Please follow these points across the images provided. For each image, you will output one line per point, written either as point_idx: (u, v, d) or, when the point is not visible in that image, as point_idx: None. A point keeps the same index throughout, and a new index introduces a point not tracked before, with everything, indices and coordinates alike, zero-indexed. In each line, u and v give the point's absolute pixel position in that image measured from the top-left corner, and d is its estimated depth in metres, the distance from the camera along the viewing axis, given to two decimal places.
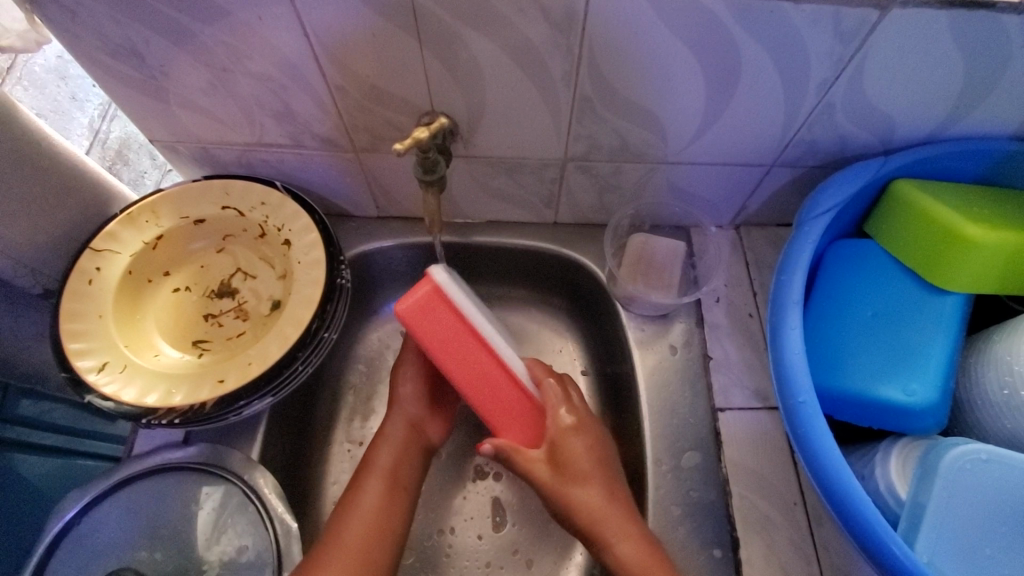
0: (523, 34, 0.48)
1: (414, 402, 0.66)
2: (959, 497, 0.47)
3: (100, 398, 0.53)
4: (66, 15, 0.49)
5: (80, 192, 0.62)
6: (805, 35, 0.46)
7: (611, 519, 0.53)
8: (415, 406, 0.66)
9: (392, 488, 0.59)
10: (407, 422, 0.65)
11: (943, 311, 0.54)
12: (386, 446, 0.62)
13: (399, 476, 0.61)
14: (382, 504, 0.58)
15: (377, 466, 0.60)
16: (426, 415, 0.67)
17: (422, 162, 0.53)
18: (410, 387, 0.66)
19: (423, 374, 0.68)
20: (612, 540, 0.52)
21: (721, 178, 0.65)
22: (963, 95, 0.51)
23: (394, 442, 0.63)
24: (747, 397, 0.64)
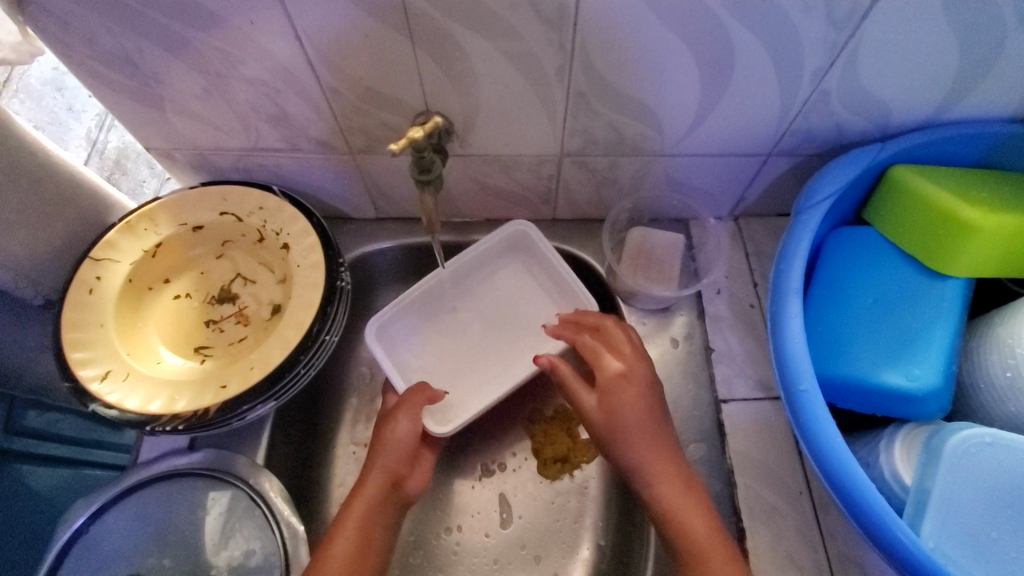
0: (515, 31, 0.48)
1: (403, 451, 0.59)
2: (964, 482, 0.47)
3: (104, 407, 0.53)
4: (58, 25, 0.49)
5: (78, 202, 0.62)
6: (798, 22, 0.46)
7: (684, 493, 0.53)
8: (404, 458, 0.59)
9: (365, 550, 0.53)
10: (388, 475, 0.58)
11: (944, 296, 0.54)
12: (360, 503, 0.55)
13: (371, 540, 0.54)
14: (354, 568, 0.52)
15: (350, 527, 0.54)
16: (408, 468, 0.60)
17: (417, 161, 0.53)
18: (406, 433, 0.60)
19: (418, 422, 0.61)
20: (687, 515, 0.51)
21: (718, 169, 0.65)
22: (959, 78, 0.51)
23: (368, 501, 0.56)
24: (750, 388, 0.64)
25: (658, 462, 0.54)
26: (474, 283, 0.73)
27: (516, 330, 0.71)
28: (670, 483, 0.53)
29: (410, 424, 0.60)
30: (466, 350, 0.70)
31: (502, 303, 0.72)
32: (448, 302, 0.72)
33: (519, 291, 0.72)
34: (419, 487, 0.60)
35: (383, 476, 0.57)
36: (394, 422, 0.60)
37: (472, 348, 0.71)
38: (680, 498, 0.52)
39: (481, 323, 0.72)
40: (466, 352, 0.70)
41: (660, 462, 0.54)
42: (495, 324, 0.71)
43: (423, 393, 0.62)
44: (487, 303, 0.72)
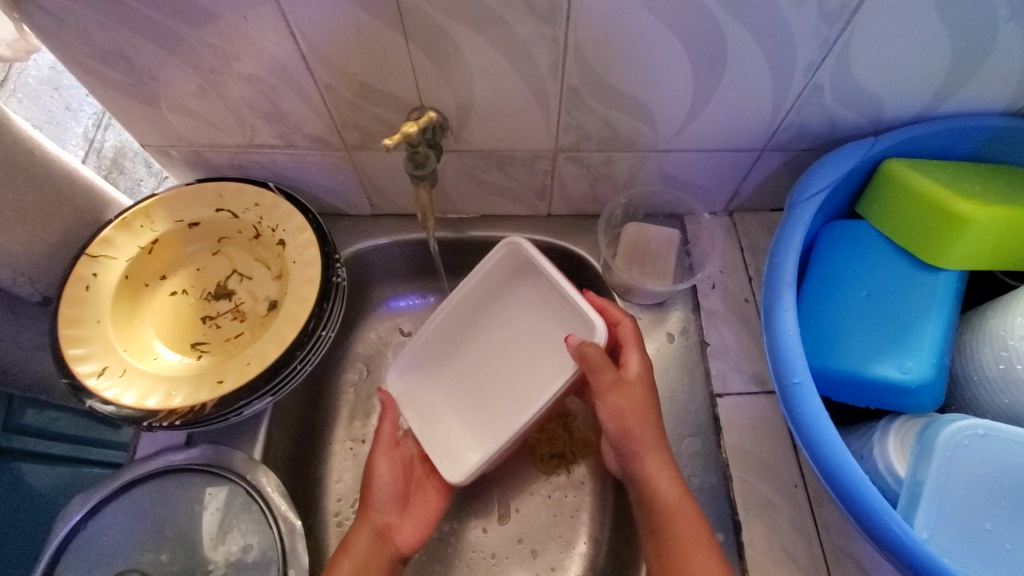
0: (508, 26, 0.48)
1: (387, 495, 0.62)
2: (957, 474, 0.47)
3: (101, 403, 0.53)
4: (53, 22, 0.49)
5: (75, 199, 0.63)
6: (790, 16, 0.47)
7: (683, 505, 0.53)
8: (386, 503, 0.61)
9: None
10: (375, 527, 0.59)
11: (938, 289, 0.54)
12: (346, 556, 0.56)
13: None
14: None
15: None
16: (398, 520, 0.61)
17: (411, 157, 0.53)
18: (384, 470, 0.63)
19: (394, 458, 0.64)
20: (688, 538, 0.51)
21: (713, 164, 0.65)
22: (951, 72, 0.51)
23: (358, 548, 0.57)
24: (745, 382, 0.64)
25: (649, 446, 0.55)
26: (493, 315, 0.71)
27: (534, 368, 0.68)
28: (657, 463, 0.55)
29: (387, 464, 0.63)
30: (482, 387, 0.69)
31: (524, 338, 0.69)
32: (465, 340, 0.71)
33: (528, 323, 0.70)
34: (408, 543, 0.61)
35: (370, 530, 0.59)
36: (375, 464, 0.63)
37: (487, 385, 0.69)
38: (664, 481, 0.54)
39: (499, 361, 0.70)
40: (481, 391, 0.69)
41: (651, 446, 0.55)
42: (513, 360, 0.69)
43: (389, 417, 0.66)
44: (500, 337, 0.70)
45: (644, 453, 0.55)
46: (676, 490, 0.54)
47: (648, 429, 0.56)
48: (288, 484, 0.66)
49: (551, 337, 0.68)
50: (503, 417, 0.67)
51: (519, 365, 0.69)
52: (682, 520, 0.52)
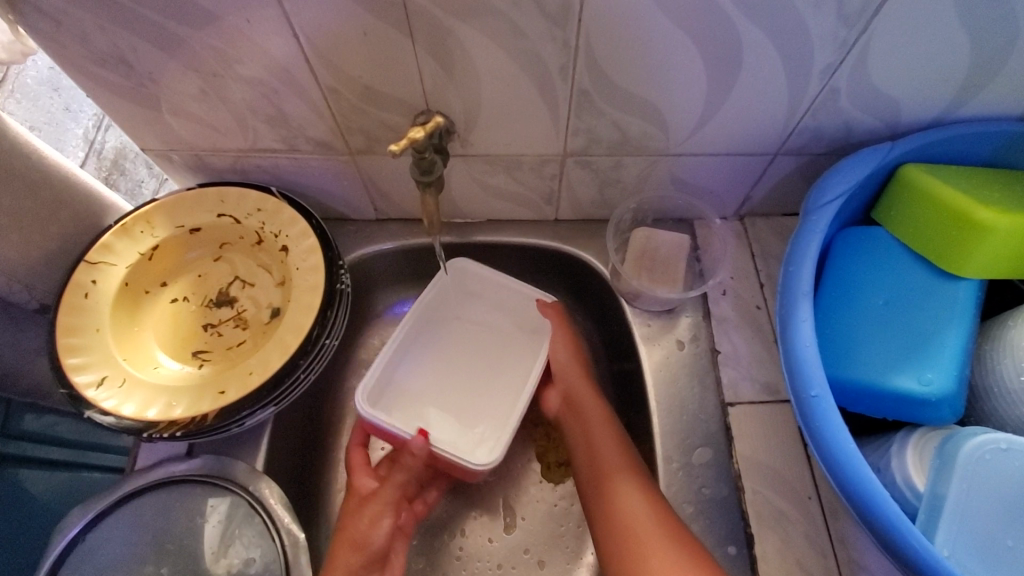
0: (517, 28, 0.47)
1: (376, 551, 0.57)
2: (979, 489, 0.46)
3: (100, 413, 0.52)
4: (51, 25, 0.48)
5: (73, 204, 0.61)
6: (808, 19, 0.45)
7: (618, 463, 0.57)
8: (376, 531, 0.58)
9: None
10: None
11: (957, 298, 0.52)
12: None
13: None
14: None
15: None
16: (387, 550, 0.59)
17: (418, 163, 0.52)
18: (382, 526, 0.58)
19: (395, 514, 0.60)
20: (623, 487, 0.55)
21: (724, 169, 0.64)
22: (971, 75, 0.50)
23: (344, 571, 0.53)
24: (757, 390, 0.63)
25: (622, 473, 0.56)
26: (454, 319, 0.74)
27: (502, 362, 0.73)
28: (635, 492, 0.54)
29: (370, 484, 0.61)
30: (461, 390, 0.71)
31: (488, 339, 0.74)
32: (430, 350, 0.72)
33: (489, 326, 0.74)
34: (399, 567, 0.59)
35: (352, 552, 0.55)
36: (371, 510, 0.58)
37: (461, 388, 0.71)
38: (635, 503, 0.53)
39: (469, 362, 0.72)
40: (457, 398, 0.70)
41: (623, 473, 0.56)
42: (481, 358, 0.73)
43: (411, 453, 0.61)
44: (470, 334, 0.74)
45: (617, 479, 0.56)
46: (648, 514, 0.52)
47: (618, 455, 0.58)
48: (291, 494, 0.65)
49: (508, 338, 0.74)
50: (495, 411, 0.69)
51: (488, 364, 0.72)
52: (618, 481, 0.55)
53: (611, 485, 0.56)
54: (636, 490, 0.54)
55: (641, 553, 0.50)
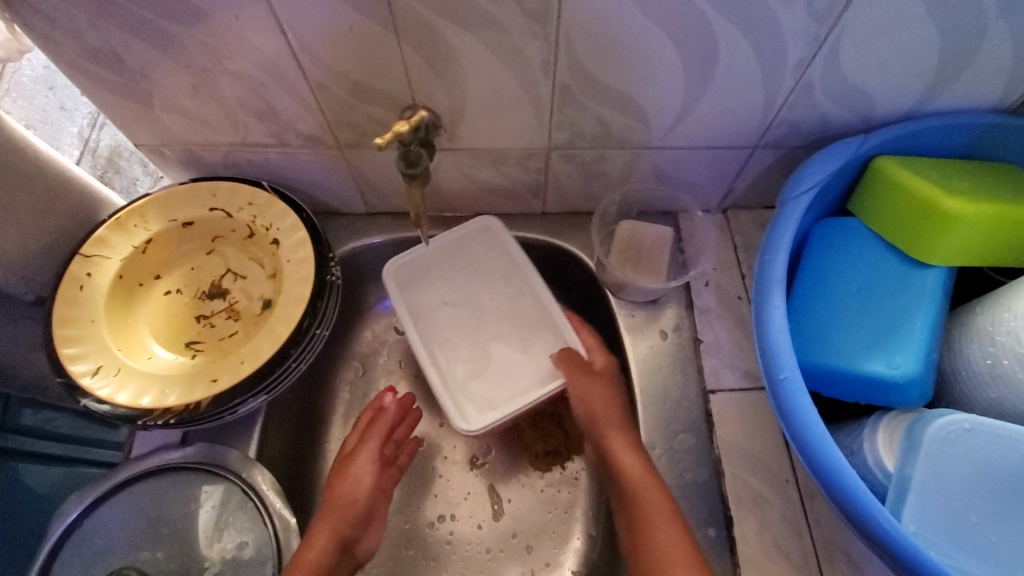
0: (499, 24, 0.48)
1: (364, 505, 0.61)
2: (944, 468, 0.47)
3: (95, 402, 0.54)
4: (45, 22, 0.49)
5: (68, 198, 0.63)
6: (779, 14, 0.47)
7: (614, 424, 0.61)
8: (357, 520, 0.60)
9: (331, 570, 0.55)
10: (346, 536, 0.58)
11: (926, 285, 0.54)
12: (327, 531, 0.57)
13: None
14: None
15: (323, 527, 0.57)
16: (359, 532, 0.60)
17: (404, 155, 0.53)
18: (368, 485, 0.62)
19: (378, 473, 0.63)
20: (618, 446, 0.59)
21: (705, 162, 0.65)
22: (939, 70, 0.52)
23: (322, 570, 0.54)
24: (737, 378, 0.65)
25: (613, 427, 0.61)
26: (447, 285, 0.72)
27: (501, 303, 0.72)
28: (623, 445, 0.59)
29: (368, 476, 0.62)
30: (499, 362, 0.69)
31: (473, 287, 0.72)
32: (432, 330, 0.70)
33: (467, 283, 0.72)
34: (364, 553, 0.61)
35: (336, 543, 0.57)
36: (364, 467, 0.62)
37: (472, 345, 0.70)
38: (628, 457, 0.58)
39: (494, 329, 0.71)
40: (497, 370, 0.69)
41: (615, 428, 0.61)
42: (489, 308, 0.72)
43: (383, 423, 0.65)
44: (450, 287, 0.72)
45: (608, 433, 0.61)
46: (639, 468, 0.57)
47: (609, 414, 0.62)
48: (283, 483, 0.66)
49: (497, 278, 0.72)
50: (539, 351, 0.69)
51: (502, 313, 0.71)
52: (612, 435, 0.60)
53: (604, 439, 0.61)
54: (624, 442, 0.60)
55: (640, 508, 0.55)
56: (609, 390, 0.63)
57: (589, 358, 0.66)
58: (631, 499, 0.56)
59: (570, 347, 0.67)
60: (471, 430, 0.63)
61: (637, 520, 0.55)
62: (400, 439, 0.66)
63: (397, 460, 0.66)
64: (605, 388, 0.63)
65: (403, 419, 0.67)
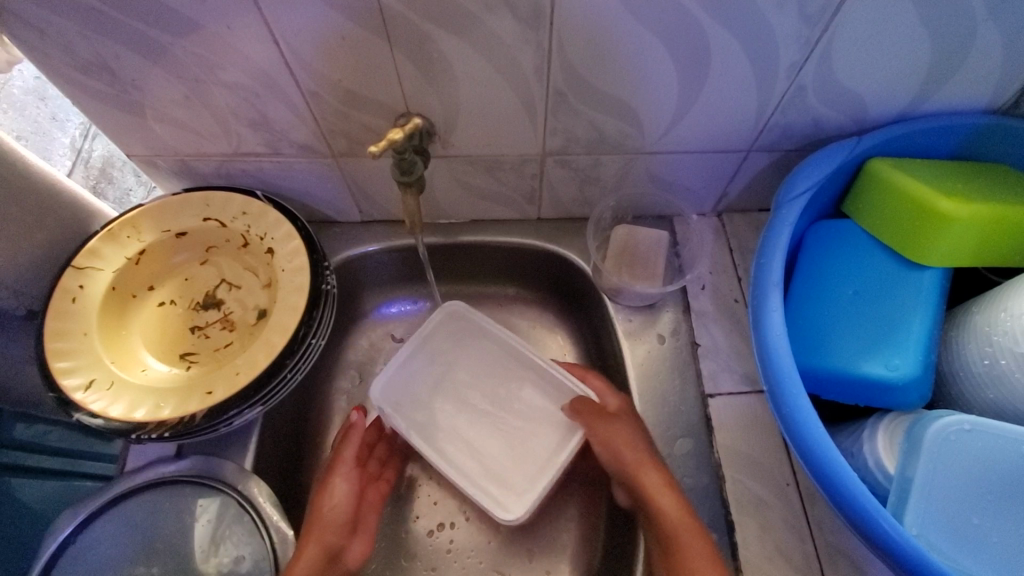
0: (492, 32, 0.48)
1: (345, 515, 0.59)
2: (944, 470, 0.47)
3: (88, 416, 0.53)
4: (34, 35, 0.49)
5: (59, 211, 0.62)
6: (771, 18, 0.47)
7: (648, 469, 0.56)
8: (341, 529, 0.58)
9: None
10: (327, 545, 0.56)
11: (923, 286, 0.54)
12: (313, 544, 0.55)
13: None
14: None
15: (309, 541, 0.55)
16: (347, 539, 0.59)
17: (398, 163, 0.53)
18: (342, 495, 0.61)
19: (355, 482, 0.63)
20: (654, 490, 0.55)
21: (701, 166, 0.65)
22: (931, 71, 0.52)
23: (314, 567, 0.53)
24: (735, 382, 0.64)
25: (642, 466, 0.57)
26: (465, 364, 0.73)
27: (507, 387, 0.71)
28: (658, 484, 0.55)
29: (346, 485, 0.62)
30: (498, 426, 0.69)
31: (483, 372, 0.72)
32: (417, 399, 0.70)
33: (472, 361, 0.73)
34: (354, 563, 0.58)
35: (322, 549, 0.55)
36: (338, 480, 0.62)
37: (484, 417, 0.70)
38: (666, 502, 0.54)
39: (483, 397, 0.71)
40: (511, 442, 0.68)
41: (651, 475, 0.56)
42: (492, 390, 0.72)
43: (354, 439, 0.65)
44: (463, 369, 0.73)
45: (645, 476, 0.56)
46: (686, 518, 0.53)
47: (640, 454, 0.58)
48: (279, 494, 0.66)
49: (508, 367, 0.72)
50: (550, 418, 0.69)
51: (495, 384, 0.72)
52: (644, 476, 0.56)
53: (642, 485, 0.56)
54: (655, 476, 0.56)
55: (683, 557, 0.50)
56: (632, 426, 0.60)
57: (602, 400, 0.64)
58: (673, 549, 0.51)
59: (582, 394, 0.67)
60: (517, 519, 0.63)
61: (670, 549, 0.52)
62: (380, 456, 0.69)
63: (385, 474, 0.68)
64: (629, 428, 0.60)
65: (380, 438, 0.70)
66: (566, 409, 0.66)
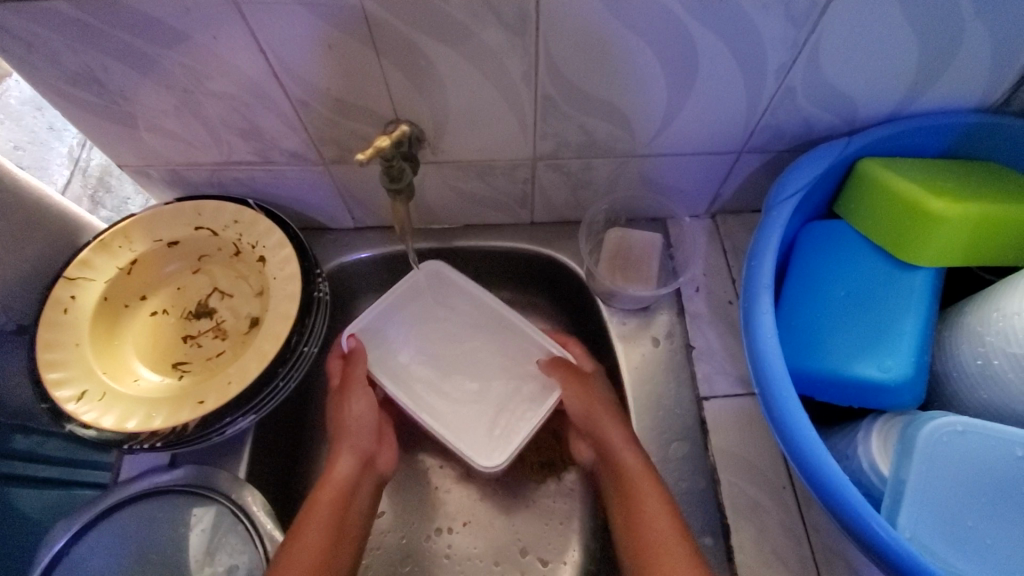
0: (478, 38, 0.48)
1: (365, 429, 0.65)
2: (938, 472, 0.47)
3: (80, 427, 0.53)
4: (22, 47, 0.49)
5: (48, 225, 0.62)
6: (758, 21, 0.47)
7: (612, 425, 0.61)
8: (367, 441, 0.64)
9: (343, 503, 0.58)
10: (358, 457, 0.62)
11: (915, 286, 0.54)
12: (343, 460, 0.61)
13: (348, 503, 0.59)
14: (334, 522, 0.56)
15: (336, 469, 0.60)
16: (376, 448, 0.66)
17: (387, 171, 0.53)
18: (363, 411, 0.65)
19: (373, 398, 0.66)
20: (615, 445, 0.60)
21: (693, 168, 0.65)
22: (920, 71, 0.52)
23: (347, 475, 0.61)
24: (730, 384, 0.64)
25: (607, 422, 0.62)
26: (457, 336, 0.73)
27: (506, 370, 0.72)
28: (621, 437, 0.60)
29: (364, 402, 0.65)
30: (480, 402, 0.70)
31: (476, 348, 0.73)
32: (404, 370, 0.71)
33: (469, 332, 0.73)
34: (386, 466, 0.67)
35: (354, 457, 0.62)
36: (353, 399, 0.64)
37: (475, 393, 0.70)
38: (628, 454, 0.59)
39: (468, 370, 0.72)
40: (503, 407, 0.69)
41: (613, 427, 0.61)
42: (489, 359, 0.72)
43: (362, 361, 0.66)
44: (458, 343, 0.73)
45: (602, 427, 0.62)
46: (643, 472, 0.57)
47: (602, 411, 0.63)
48: (274, 502, 0.65)
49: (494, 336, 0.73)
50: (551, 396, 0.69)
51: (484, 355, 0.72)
52: (608, 429, 0.61)
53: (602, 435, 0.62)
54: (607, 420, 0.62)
55: (638, 508, 0.55)
56: (600, 387, 0.65)
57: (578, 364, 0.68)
58: (632, 493, 0.57)
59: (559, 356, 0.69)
60: (496, 464, 0.65)
61: (629, 493, 0.57)
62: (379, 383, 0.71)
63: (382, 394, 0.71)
64: (597, 388, 0.65)
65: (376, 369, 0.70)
66: (542, 364, 0.69)
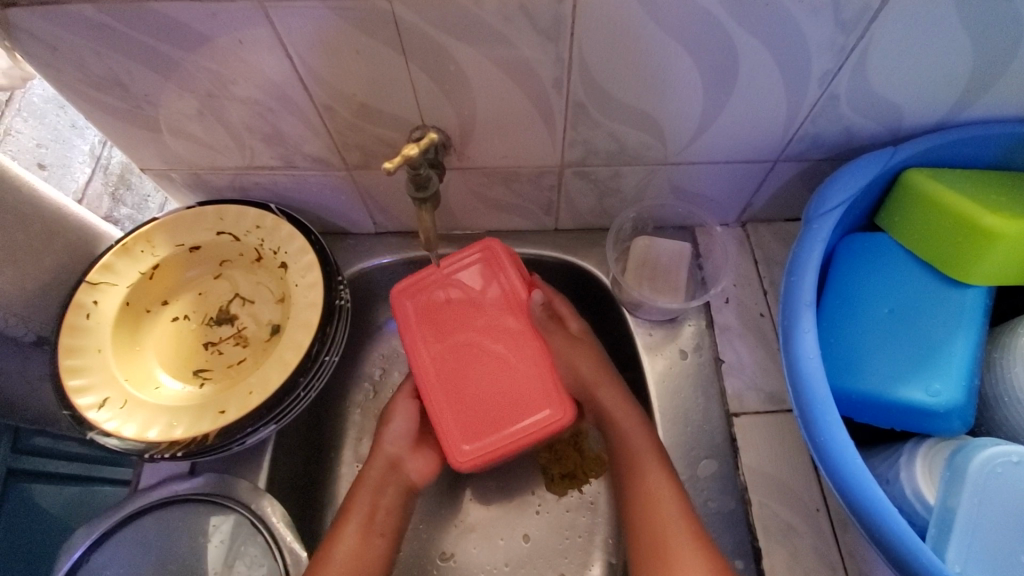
0: (510, 42, 0.46)
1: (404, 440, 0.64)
2: (990, 502, 0.45)
3: (102, 435, 0.52)
4: (45, 51, 0.48)
5: (65, 235, 0.62)
6: (804, 27, 0.45)
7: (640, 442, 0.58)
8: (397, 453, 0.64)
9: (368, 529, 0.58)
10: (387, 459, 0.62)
11: (965, 304, 0.52)
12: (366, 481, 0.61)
13: (374, 522, 0.59)
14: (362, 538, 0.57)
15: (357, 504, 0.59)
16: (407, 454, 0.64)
17: (414, 179, 0.51)
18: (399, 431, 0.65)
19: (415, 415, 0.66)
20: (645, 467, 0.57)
21: (725, 177, 0.63)
22: (972, 80, 0.49)
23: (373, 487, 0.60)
24: (761, 400, 0.62)
25: (645, 451, 0.57)
26: None
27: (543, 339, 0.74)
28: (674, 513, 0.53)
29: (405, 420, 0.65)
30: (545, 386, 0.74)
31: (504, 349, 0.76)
32: None
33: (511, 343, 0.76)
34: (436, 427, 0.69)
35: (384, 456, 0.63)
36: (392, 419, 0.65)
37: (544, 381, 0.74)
38: (670, 514, 0.53)
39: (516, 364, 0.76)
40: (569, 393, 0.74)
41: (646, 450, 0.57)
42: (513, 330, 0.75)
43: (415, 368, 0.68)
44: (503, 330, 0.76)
45: (639, 453, 0.57)
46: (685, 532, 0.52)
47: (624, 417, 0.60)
48: (292, 510, 0.65)
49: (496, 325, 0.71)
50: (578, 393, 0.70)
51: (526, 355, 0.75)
52: (642, 456, 0.57)
53: (637, 464, 0.57)
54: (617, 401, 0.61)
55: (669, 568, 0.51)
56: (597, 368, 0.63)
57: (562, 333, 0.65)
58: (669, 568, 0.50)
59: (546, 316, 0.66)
60: None
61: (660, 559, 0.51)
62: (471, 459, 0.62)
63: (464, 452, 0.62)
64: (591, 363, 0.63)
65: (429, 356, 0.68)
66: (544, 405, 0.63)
